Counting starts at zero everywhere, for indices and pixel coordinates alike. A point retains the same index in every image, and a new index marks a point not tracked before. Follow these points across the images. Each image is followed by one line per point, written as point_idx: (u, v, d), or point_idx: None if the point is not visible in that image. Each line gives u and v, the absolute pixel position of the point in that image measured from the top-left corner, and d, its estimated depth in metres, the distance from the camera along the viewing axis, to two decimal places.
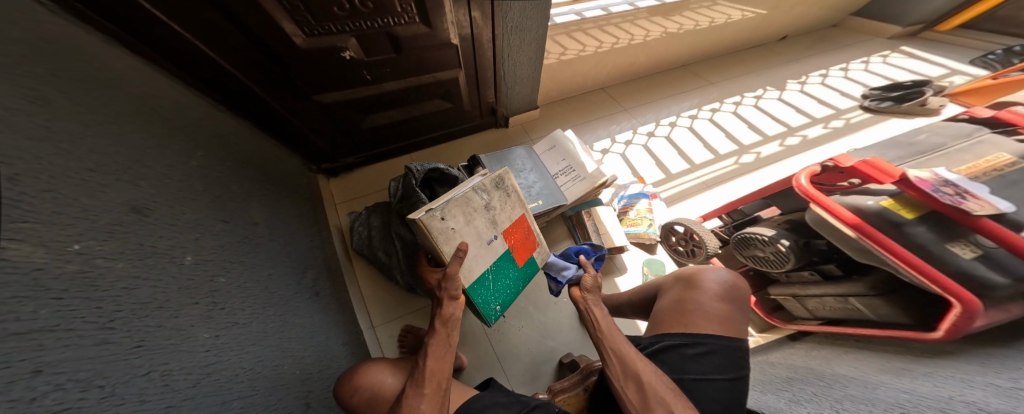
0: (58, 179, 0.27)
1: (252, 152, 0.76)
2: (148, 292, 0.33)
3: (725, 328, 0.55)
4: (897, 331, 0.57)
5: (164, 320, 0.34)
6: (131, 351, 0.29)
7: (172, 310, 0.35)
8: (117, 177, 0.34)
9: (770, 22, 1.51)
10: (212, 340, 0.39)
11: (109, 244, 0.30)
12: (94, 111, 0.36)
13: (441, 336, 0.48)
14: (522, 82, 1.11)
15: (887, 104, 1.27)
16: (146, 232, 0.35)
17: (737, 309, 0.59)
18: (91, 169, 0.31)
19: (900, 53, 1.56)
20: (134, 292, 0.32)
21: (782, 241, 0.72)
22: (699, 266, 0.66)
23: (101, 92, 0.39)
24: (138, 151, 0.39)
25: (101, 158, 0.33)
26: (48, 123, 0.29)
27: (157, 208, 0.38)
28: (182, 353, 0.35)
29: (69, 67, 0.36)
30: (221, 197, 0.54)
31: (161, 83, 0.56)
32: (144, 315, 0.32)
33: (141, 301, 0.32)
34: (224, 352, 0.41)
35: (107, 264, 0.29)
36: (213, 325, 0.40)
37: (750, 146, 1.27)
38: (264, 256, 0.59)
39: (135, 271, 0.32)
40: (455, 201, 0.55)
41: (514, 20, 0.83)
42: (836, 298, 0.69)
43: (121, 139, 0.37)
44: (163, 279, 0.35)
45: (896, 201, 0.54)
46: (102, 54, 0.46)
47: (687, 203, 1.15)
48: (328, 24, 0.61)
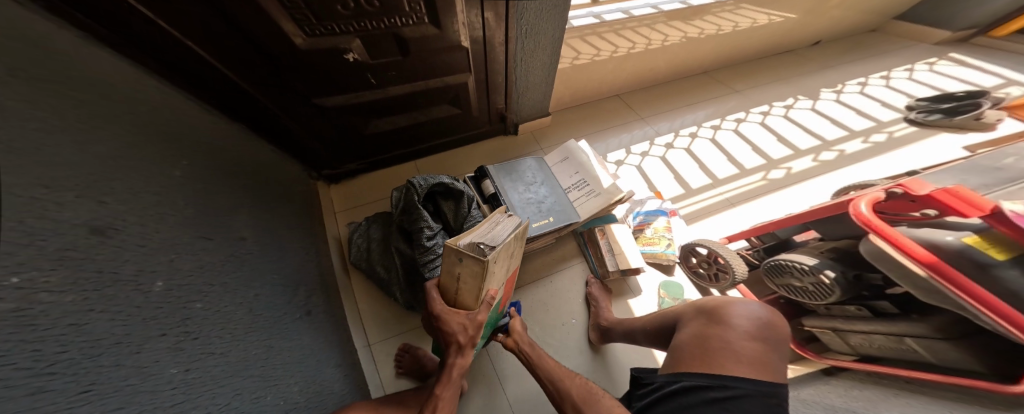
0: (11, 200, 0.23)
1: (247, 158, 0.73)
2: (103, 326, 0.29)
3: (760, 372, 0.47)
4: (965, 380, 0.49)
5: (121, 358, 0.30)
6: (74, 398, 0.24)
7: (135, 344, 0.32)
8: (79, 193, 0.30)
9: (801, 27, 1.41)
10: (182, 376, 0.36)
11: (57, 274, 0.25)
12: (59, 117, 0.32)
13: (451, 390, 0.48)
14: (533, 88, 1.06)
15: (936, 117, 1.16)
16: (105, 256, 0.31)
17: (773, 351, 0.51)
18: (49, 185, 0.27)
19: (948, 61, 1.44)
20: (85, 327, 0.27)
21: (826, 271, 0.63)
22: (726, 298, 0.59)
23: (73, 96, 0.36)
24: (107, 162, 0.35)
25: (60, 170, 0.29)
26: (4, 131, 0.25)
27: (122, 229, 0.34)
28: (143, 394, 0.31)
29: (35, 67, 0.32)
30: (203, 210, 0.51)
31: (152, 85, 0.53)
32: (95, 354, 0.27)
33: (92, 338, 0.28)
34: (195, 388, 0.37)
35: (53, 299, 0.25)
36: (183, 358, 0.37)
37: (779, 161, 1.18)
38: (249, 272, 0.56)
39: (89, 304, 0.28)
40: (507, 247, 0.47)
41: (528, 22, 0.78)
42: (889, 337, 0.59)
43: (88, 147, 0.34)
44: (124, 310, 0.31)
45: (982, 238, 0.46)
46: (89, 56, 0.43)
47: (709, 221, 1.07)
48: (332, 24, 0.57)
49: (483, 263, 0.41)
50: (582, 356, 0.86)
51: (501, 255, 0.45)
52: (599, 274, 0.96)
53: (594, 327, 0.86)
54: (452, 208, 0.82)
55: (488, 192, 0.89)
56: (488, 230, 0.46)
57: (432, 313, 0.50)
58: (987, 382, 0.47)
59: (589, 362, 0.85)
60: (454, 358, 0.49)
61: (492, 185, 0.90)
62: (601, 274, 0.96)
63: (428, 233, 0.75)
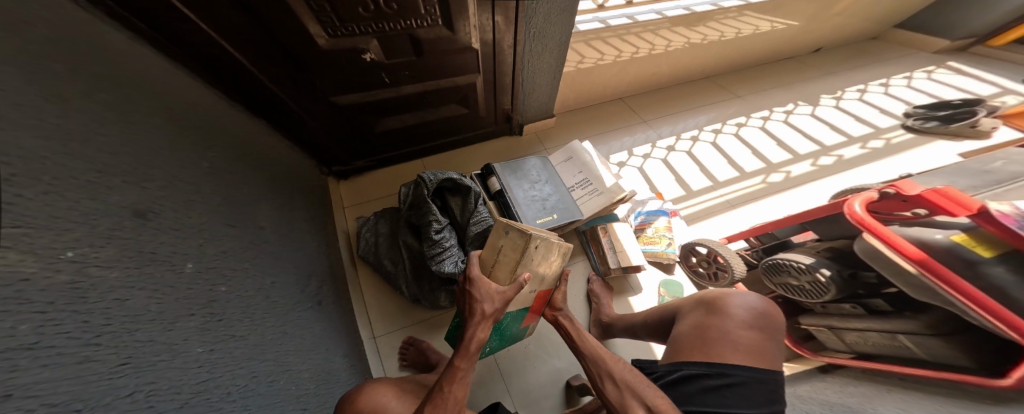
0: (63, 182, 0.25)
1: (264, 152, 0.76)
2: (141, 302, 0.30)
3: (756, 360, 0.49)
4: (954, 375, 0.50)
5: (155, 334, 0.31)
6: (115, 370, 0.26)
7: (166, 322, 0.33)
8: (124, 178, 0.32)
9: (803, 34, 1.44)
10: (206, 355, 0.37)
11: (107, 250, 0.28)
12: (104, 107, 0.34)
13: (468, 362, 0.47)
14: (540, 89, 1.09)
15: (933, 124, 1.19)
16: (144, 237, 0.33)
17: (769, 339, 0.53)
18: (98, 170, 0.29)
19: (947, 69, 1.46)
20: (128, 302, 0.29)
21: (822, 270, 0.66)
22: (722, 289, 0.61)
23: (115, 87, 0.38)
24: (145, 151, 0.38)
25: (106, 155, 0.31)
26: (60, 119, 0.27)
27: (159, 213, 0.36)
28: (172, 371, 0.32)
29: (82, 61, 0.34)
30: (228, 199, 0.53)
31: (180, 81, 0.56)
32: (134, 329, 0.29)
33: (133, 314, 0.29)
34: (218, 368, 0.38)
35: (101, 274, 0.27)
36: (208, 338, 0.38)
37: (779, 164, 1.20)
38: (267, 260, 0.58)
39: (130, 281, 0.30)
40: (548, 244, 0.56)
41: (537, 25, 0.81)
42: (882, 334, 0.61)
43: (129, 136, 0.36)
44: (160, 288, 0.33)
45: (969, 237, 0.48)
46: (124, 52, 0.45)
47: (709, 222, 1.09)
48: (352, 25, 0.60)
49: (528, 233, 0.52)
50: None
51: (543, 243, 0.54)
52: (601, 271, 0.98)
53: (596, 323, 0.88)
54: (459, 204, 0.84)
55: (494, 189, 0.91)
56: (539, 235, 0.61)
57: (467, 276, 0.53)
58: (975, 376, 0.48)
59: None
60: (474, 332, 0.49)
61: (498, 182, 0.92)
62: (603, 271, 0.98)
63: (436, 227, 0.78)
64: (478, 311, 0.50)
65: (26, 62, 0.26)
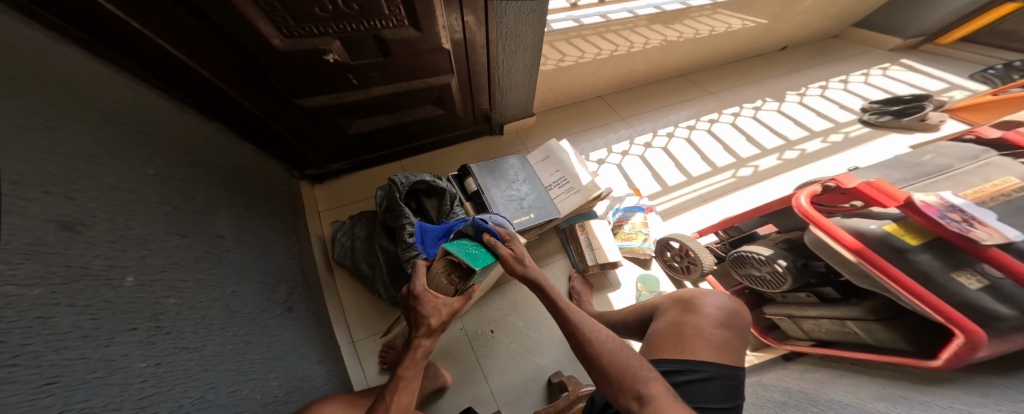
0: None
1: (225, 157, 0.73)
2: (70, 320, 0.30)
3: (724, 357, 0.51)
4: (894, 357, 0.55)
5: (89, 351, 0.30)
6: (38, 390, 0.25)
7: (101, 340, 0.32)
8: (49, 189, 0.31)
9: (770, 32, 1.50)
10: (151, 369, 0.36)
11: (23, 269, 0.26)
12: (23, 115, 0.32)
13: (411, 369, 0.47)
14: (515, 89, 1.09)
15: (887, 118, 1.26)
16: (74, 251, 0.32)
17: (738, 337, 0.55)
18: (15, 182, 0.28)
19: (900, 66, 1.55)
20: (53, 320, 0.28)
21: (779, 260, 0.71)
22: (699, 289, 0.63)
23: (38, 94, 0.36)
24: (72, 161, 0.36)
25: (22, 166, 0.29)
26: None
27: (91, 224, 0.35)
28: (110, 387, 0.31)
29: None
30: (180, 208, 0.51)
31: (124, 84, 0.53)
32: (61, 347, 0.28)
33: (59, 332, 0.28)
34: (167, 381, 0.37)
35: (21, 292, 0.26)
36: (153, 353, 0.37)
37: (747, 159, 1.25)
38: (227, 270, 0.57)
39: (57, 297, 0.29)
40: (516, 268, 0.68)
41: (508, 25, 0.81)
42: (833, 321, 0.66)
43: (53, 145, 0.34)
44: (93, 305, 0.32)
45: (899, 226, 0.52)
46: (61, 57, 0.43)
47: (683, 217, 1.13)
48: (309, 26, 0.59)
49: None
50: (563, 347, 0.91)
51: None
52: (580, 268, 1.00)
53: None
54: (435, 206, 0.86)
55: (471, 190, 0.92)
56: None
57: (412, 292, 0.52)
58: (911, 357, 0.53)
59: (570, 353, 0.90)
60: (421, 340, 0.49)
61: (475, 182, 0.92)
62: (581, 268, 1.00)
63: (410, 229, 0.78)
64: (422, 323, 0.49)
65: None
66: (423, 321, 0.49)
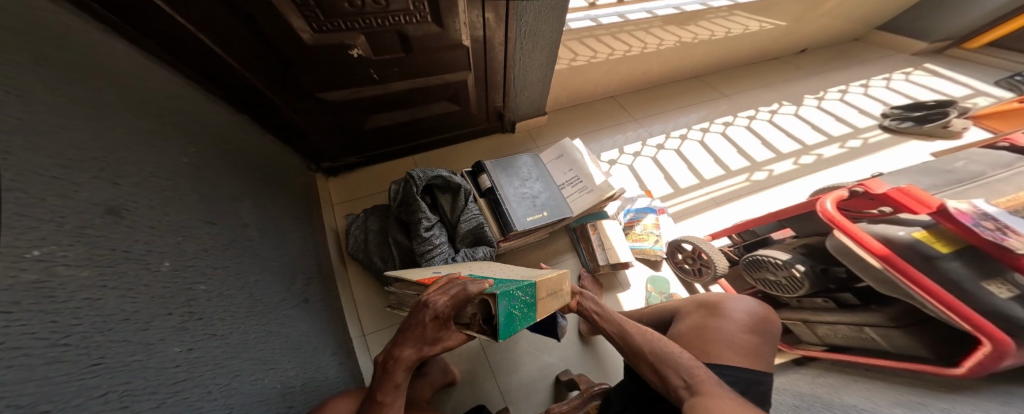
0: (28, 176, 0.25)
1: (248, 148, 0.74)
2: (114, 302, 0.31)
3: (752, 361, 0.51)
4: (913, 365, 0.55)
5: (131, 334, 0.31)
6: (85, 371, 0.26)
7: (141, 322, 0.33)
8: (95, 174, 0.32)
9: (790, 34, 1.47)
10: (185, 354, 0.37)
11: (75, 250, 0.28)
12: (71, 104, 0.33)
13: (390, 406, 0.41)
14: (530, 88, 1.09)
15: (908, 124, 1.23)
16: (118, 234, 0.33)
17: (765, 342, 0.55)
18: (62, 170, 0.28)
19: (924, 71, 1.51)
20: (99, 302, 0.29)
21: (797, 266, 0.70)
22: (722, 294, 0.63)
23: (79, 82, 0.37)
24: (115, 149, 0.37)
25: (69, 152, 0.30)
26: (25, 116, 0.27)
27: (133, 208, 0.36)
28: (148, 370, 0.32)
29: (45, 53, 0.33)
30: (209, 196, 0.53)
31: (159, 75, 0.54)
32: (107, 329, 0.29)
33: (105, 313, 0.29)
34: (198, 367, 0.38)
35: (70, 273, 0.27)
36: (187, 338, 0.38)
37: (762, 163, 1.24)
38: (250, 259, 0.58)
39: (103, 279, 0.30)
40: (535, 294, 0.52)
41: (528, 24, 0.82)
42: (851, 327, 0.66)
43: (97, 133, 0.35)
44: (134, 287, 0.33)
45: (930, 233, 0.51)
46: (101, 46, 0.45)
47: (695, 219, 1.12)
48: (338, 20, 0.59)
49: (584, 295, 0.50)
50: (572, 345, 0.91)
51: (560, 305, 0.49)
52: (591, 268, 1.00)
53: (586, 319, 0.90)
54: (449, 202, 0.86)
55: (484, 186, 0.92)
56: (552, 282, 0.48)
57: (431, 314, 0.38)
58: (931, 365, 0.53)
59: (578, 352, 0.90)
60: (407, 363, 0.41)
61: (489, 179, 0.93)
62: (592, 268, 0.99)
63: (426, 224, 0.79)
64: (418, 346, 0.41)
65: None
66: (424, 346, 0.41)
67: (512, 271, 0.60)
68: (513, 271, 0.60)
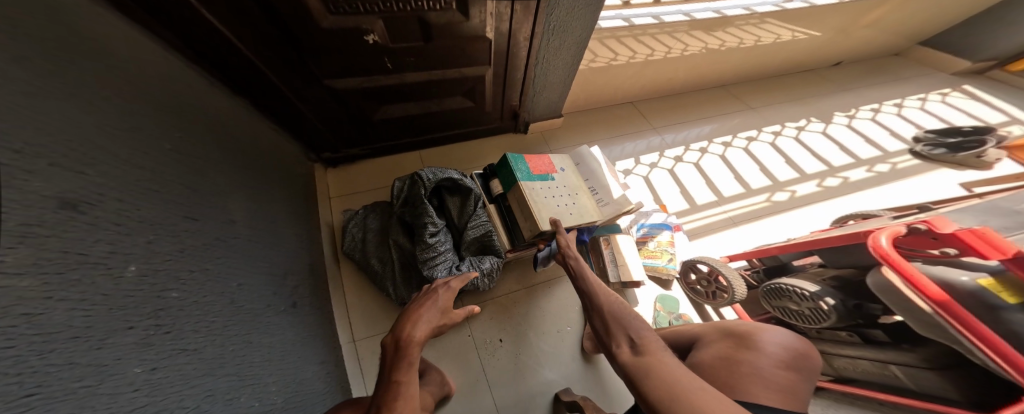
0: None
1: (245, 137, 0.69)
2: (61, 317, 0.26)
3: (789, 403, 0.44)
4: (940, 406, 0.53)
5: (80, 355, 0.27)
6: (16, 403, 0.21)
7: (96, 338, 0.28)
8: (53, 160, 0.28)
9: (824, 47, 1.42)
10: (145, 376, 0.32)
11: (18, 252, 0.23)
12: (29, 74, 0.28)
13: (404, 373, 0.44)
14: (548, 88, 1.04)
15: (941, 152, 1.16)
16: (77, 236, 0.28)
17: (804, 382, 0.48)
18: (4, 157, 0.23)
19: (961, 94, 1.45)
20: (42, 317, 0.24)
21: (825, 299, 0.67)
22: (755, 323, 0.56)
23: (47, 50, 0.31)
24: (83, 132, 0.32)
25: (23, 132, 0.25)
26: None
27: (97, 203, 0.31)
28: (99, 398, 0.27)
29: (5, 11, 0.28)
30: (194, 188, 0.48)
31: (150, 49, 0.50)
32: (47, 350, 0.24)
33: (48, 331, 0.24)
34: (160, 390, 0.33)
35: (11, 282, 0.22)
36: (149, 356, 0.33)
37: (785, 183, 1.19)
38: (237, 261, 0.53)
39: (50, 290, 0.25)
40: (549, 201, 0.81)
41: (558, 19, 0.76)
42: (876, 363, 0.64)
43: (62, 114, 0.30)
44: (90, 298, 0.28)
45: (996, 281, 0.46)
46: (82, 11, 0.40)
47: (712, 239, 1.08)
48: (357, 3, 0.54)
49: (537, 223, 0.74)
50: (573, 363, 0.87)
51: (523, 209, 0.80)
52: None
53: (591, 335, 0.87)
54: (457, 205, 0.82)
55: (496, 191, 0.86)
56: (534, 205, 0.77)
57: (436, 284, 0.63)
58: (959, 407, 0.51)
59: (576, 370, 0.86)
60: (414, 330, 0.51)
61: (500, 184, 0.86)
62: (602, 283, 0.96)
63: (432, 229, 0.74)
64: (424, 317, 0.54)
65: None
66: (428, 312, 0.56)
67: (571, 208, 0.82)
68: (572, 211, 0.81)
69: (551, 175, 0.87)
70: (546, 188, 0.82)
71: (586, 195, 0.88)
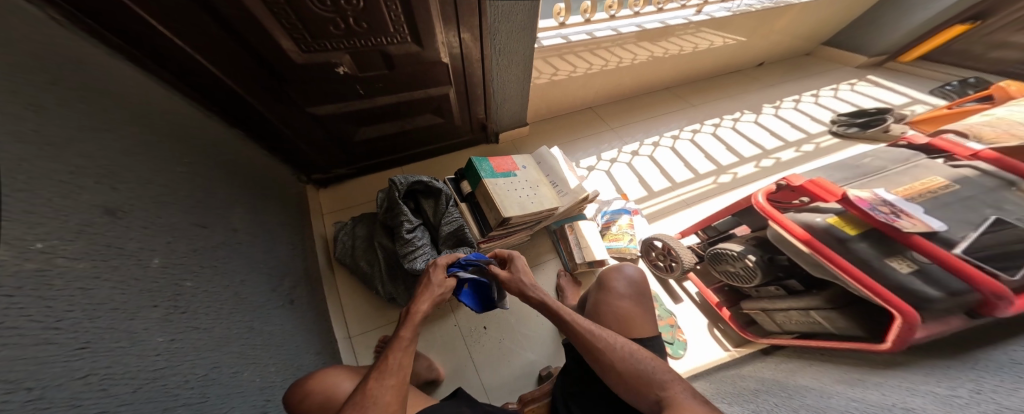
0: (17, 174, 0.28)
1: (241, 161, 0.78)
2: (105, 293, 0.34)
3: (633, 324, 0.64)
4: (853, 344, 0.57)
5: (117, 322, 0.35)
6: (72, 353, 0.29)
7: (128, 312, 0.36)
8: (88, 177, 0.37)
9: (748, 49, 1.62)
10: (166, 344, 0.40)
11: (74, 245, 0.32)
12: (57, 117, 0.37)
13: (409, 331, 0.49)
14: (509, 100, 1.17)
15: (853, 130, 1.36)
16: (115, 233, 0.38)
17: (642, 304, 0.68)
18: (55, 179, 0.32)
19: (867, 82, 1.68)
20: (91, 291, 0.33)
21: (749, 256, 0.76)
22: (613, 268, 0.77)
23: (77, 100, 0.41)
24: (105, 159, 0.41)
25: (60, 160, 0.34)
26: (26, 132, 0.32)
27: (130, 210, 0.41)
28: (129, 357, 0.35)
29: (36, 70, 0.37)
30: (201, 202, 0.57)
31: (157, 92, 0.60)
32: (96, 316, 0.33)
33: (95, 302, 0.33)
34: (177, 357, 0.41)
35: (67, 265, 0.31)
36: (169, 329, 0.41)
37: (727, 166, 1.33)
38: (239, 263, 0.61)
39: (96, 271, 0.34)
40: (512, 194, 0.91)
41: (501, 42, 0.90)
42: (799, 311, 0.69)
43: (89, 148, 0.39)
44: (125, 281, 0.37)
45: (840, 218, 0.60)
46: (100, 67, 0.50)
47: (667, 220, 1.19)
48: (324, 41, 0.66)
49: (504, 216, 0.84)
50: (550, 339, 0.95)
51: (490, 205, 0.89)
52: (569, 267, 1.04)
53: None
54: (432, 206, 0.92)
55: (466, 191, 0.96)
56: (500, 200, 0.87)
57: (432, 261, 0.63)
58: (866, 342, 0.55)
59: (558, 348, 0.94)
60: (418, 305, 0.54)
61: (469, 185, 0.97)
62: (571, 267, 1.04)
63: (409, 227, 0.84)
64: (426, 292, 0.57)
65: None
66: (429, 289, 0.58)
67: (534, 198, 0.93)
68: (534, 200, 0.92)
69: (514, 172, 0.98)
70: (509, 183, 0.93)
71: (546, 186, 0.98)
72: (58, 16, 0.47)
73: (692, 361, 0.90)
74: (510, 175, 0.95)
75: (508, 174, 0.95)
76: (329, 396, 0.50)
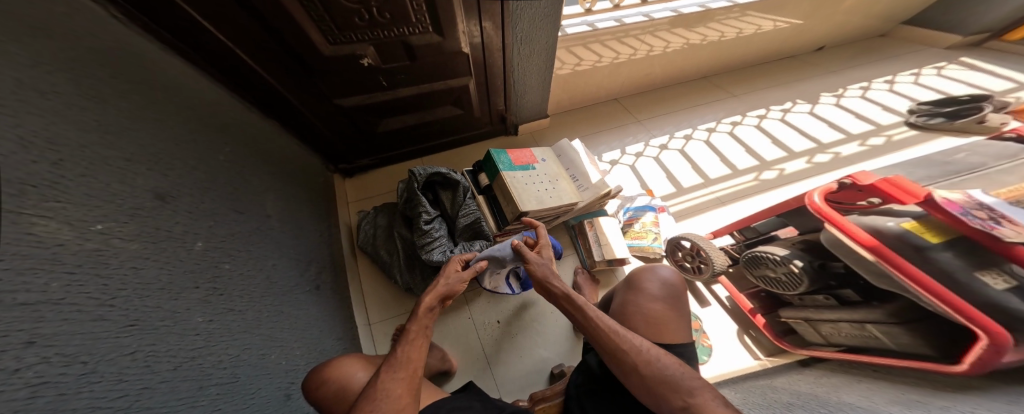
0: (76, 160, 0.31)
1: (275, 151, 0.84)
2: (152, 273, 0.37)
3: (662, 334, 0.59)
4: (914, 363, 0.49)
5: (162, 302, 0.37)
6: (122, 329, 0.31)
7: (172, 292, 0.39)
8: (138, 163, 0.40)
9: (805, 32, 1.43)
10: (205, 325, 0.42)
11: (128, 226, 0.35)
12: (113, 110, 0.40)
13: (418, 324, 0.50)
14: (530, 91, 1.14)
15: (938, 121, 1.15)
16: (163, 216, 0.41)
17: (677, 309, 0.63)
18: (109, 163, 0.35)
19: (958, 66, 1.43)
20: (141, 271, 0.35)
21: (795, 261, 0.67)
22: (648, 267, 0.72)
23: (133, 95, 0.45)
24: (156, 148, 0.44)
25: (117, 149, 0.38)
26: (87, 123, 0.35)
27: (177, 196, 0.45)
28: (171, 336, 0.37)
29: (96, 66, 0.41)
30: (238, 190, 0.61)
31: (200, 82, 0.65)
32: (145, 295, 0.35)
33: (145, 281, 0.35)
34: (214, 338, 0.43)
35: (121, 245, 0.34)
36: (208, 310, 0.43)
37: (773, 162, 1.20)
38: (271, 246, 0.66)
39: (146, 252, 0.37)
40: (530, 187, 0.88)
41: (523, 30, 0.86)
42: (851, 324, 0.60)
43: (142, 139, 0.43)
44: (171, 262, 0.40)
45: (919, 224, 0.51)
46: (151, 60, 0.54)
47: (698, 219, 1.10)
48: (350, 33, 0.68)
49: (519, 210, 0.82)
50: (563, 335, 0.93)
51: (507, 198, 0.87)
52: (588, 264, 1.00)
53: None
54: (449, 197, 0.92)
55: (483, 183, 0.95)
56: (516, 193, 0.85)
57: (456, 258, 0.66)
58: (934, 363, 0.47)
59: (572, 346, 0.91)
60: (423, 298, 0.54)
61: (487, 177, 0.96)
62: (589, 264, 1.00)
63: (426, 217, 0.85)
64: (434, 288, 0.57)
65: (61, 78, 0.34)
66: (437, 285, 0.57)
67: (552, 192, 0.90)
68: (552, 195, 0.89)
69: (535, 165, 0.95)
70: (527, 176, 0.90)
71: (566, 180, 0.94)
72: (120, 15, 0.52)
73: (718, 367, 0.83)
74: (529, 167, 0.93)
75: (527, 166, 0.93)
76: (343, 386, 0.51)
